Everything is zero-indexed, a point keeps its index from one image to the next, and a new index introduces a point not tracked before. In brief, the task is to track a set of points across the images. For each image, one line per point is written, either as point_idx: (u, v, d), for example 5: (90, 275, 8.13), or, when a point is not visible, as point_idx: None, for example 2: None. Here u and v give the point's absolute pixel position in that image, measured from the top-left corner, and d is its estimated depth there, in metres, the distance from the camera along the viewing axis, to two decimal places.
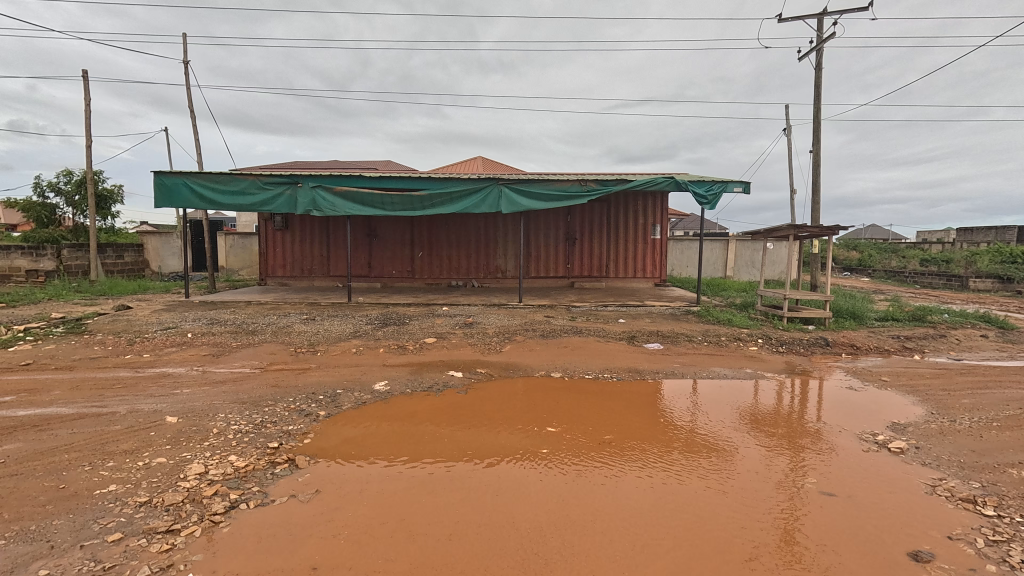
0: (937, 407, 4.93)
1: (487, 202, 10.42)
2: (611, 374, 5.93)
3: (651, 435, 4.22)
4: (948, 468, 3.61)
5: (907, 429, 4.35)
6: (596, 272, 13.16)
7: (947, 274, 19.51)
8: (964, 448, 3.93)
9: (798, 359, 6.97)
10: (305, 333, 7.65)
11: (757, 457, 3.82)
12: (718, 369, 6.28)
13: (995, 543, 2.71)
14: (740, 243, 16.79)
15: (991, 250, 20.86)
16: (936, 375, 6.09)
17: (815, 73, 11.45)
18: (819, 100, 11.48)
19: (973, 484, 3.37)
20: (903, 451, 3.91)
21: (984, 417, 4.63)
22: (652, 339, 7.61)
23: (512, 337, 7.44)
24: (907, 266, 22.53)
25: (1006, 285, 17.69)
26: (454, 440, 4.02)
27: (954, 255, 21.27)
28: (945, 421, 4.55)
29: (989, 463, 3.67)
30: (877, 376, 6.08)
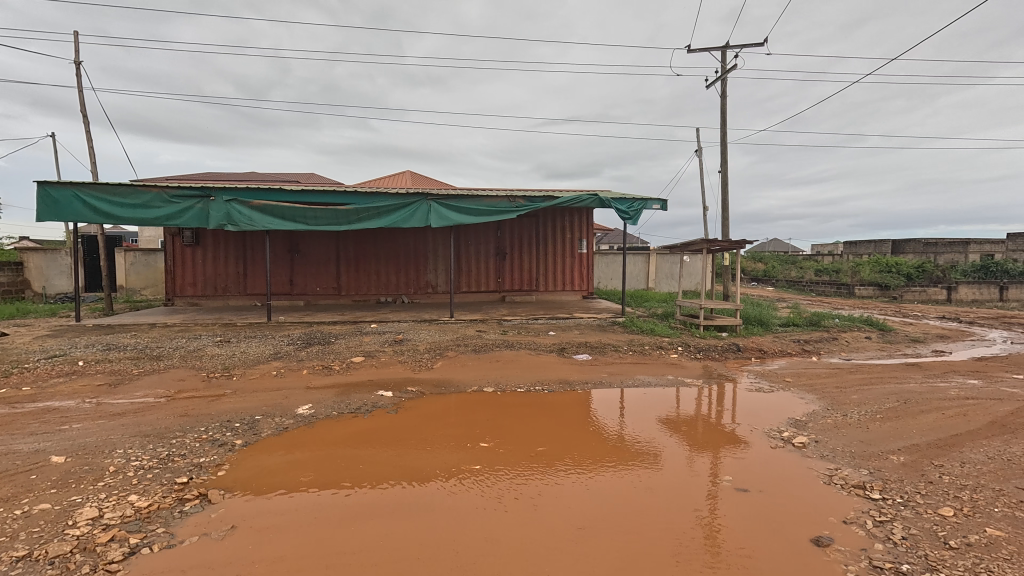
0: (831, 403, 5.48)
1: (416, 216, 10.29)
2: (542, 387, 6.01)
3: (581, 445, 4.33)
4: (842, 458, 3.99)
5: (807, 425, 4.78)
6: (526, 285, 13.37)
7: (837, 283, 21.81)
8: (855, 439, 4.38)
9: (714, 364, 7.47)
10: (219, 357, 7.11)
11: (686, 461, 4.02)
12: (643, 377, 6.58)
13: (880, 522, 3.02)
14: (660, 256, 17.79)
15: (872, 261, 23.54)
16: (831, 374, 6.77)
17: (721, 100, 12.53)
18: (724, 123, 12.50)
19: (862, 471, 3.75)
20: (804, 446, 4.29)
21: (869, 410, 5.19)
22: (581, 350, 7.83)
23: (444, 353, 7.37)
24: (804, 276, 24.88)
25: (884, 292, 20.16)
26: (386, 463, 3.89)
27: (842, 266, 23.85)
28: (838, 415, 5.06)
29: (875, 451, 4.10)
30: (782, 378, 6.62)
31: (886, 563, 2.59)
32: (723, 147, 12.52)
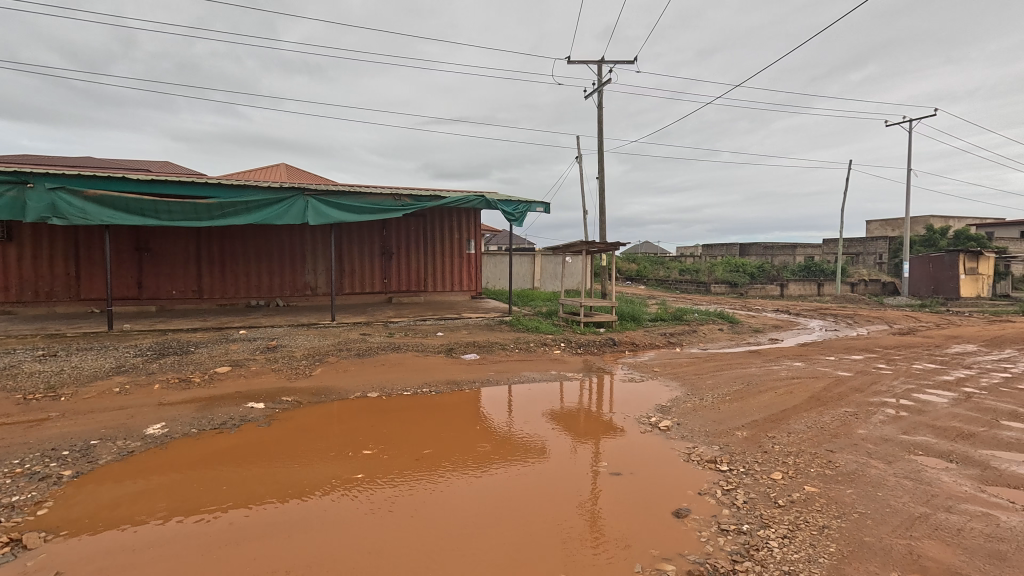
0: (690, 389, 6.13)
1: (292, 212, 9.57)
2: (429, 388, 5.94)
3: (468, 444, 4.36)
4: (698, 437, 4.49)
5: (670, 409, 5.31)
6: (414, 286, 13.12)
7: (696, 281, 24.49)
8: (708, 419, 4.95)
9: (593, 358, 7.98)
10: (40, 374, 5.97)
11: (566, 451, 4.24)
12: (528, 373, 6.81)
13: (727, 491, 3.44)
14: (545, 257, 18.56)
15: (724, 262, 26.81)
16: (691, 363, 7.58)
17: (598, 112, 13.39)
18: (601, 133, 13.38)
19: (714, 447, 4.25)
20: (668, 428, 4.76)
21: (720, 393, 5.91)
22: (469, 350, 7.88)
23: (324, 358, 6.96)
24: (670, 275, 27.57)
25: (733, 289, 23.09)
26: (257, 481, 3.58)
27: (701, 267, 26.84)
28: (696, 399, 5.69)
29: (724, 429, 4.68)
30: (651, 369, 7.28)
31: (730, 525, 2.97)
32: (601, 155, 13.40)
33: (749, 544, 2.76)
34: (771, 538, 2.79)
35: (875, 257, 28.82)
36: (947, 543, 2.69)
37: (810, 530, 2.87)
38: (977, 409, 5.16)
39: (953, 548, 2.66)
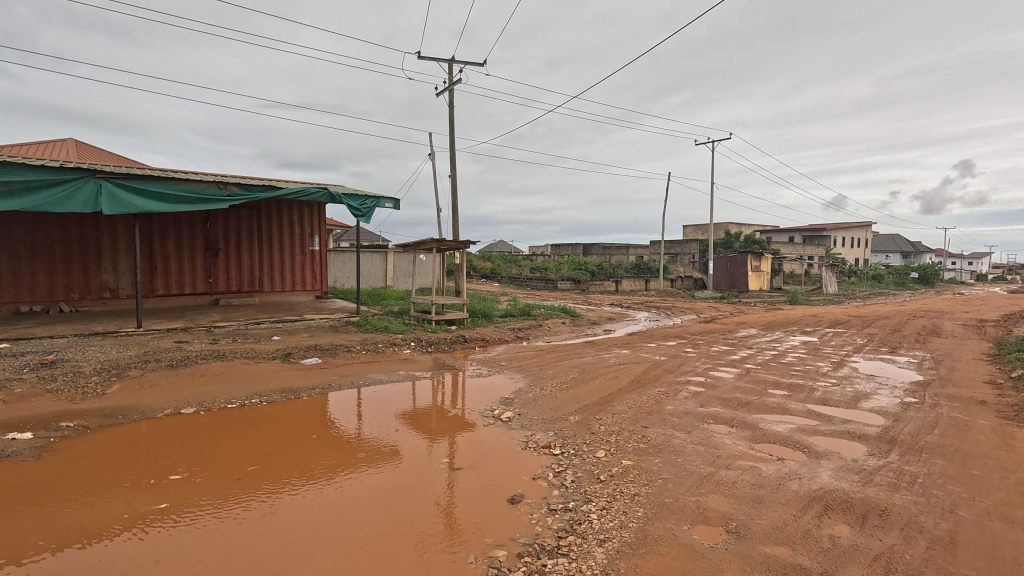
0: (532, 380, 6.50)
1: (79, 198, 7.91)
2: (260, 398, 5.40)
3: (303, 455, 4.06)
4: (536, 425, 4.77)
5: (513, 401, 5.57)
6: (247, 286, 11.81)
7: (545, 278, 26.13)
8: (546, 408, 5.30)
9: (443, 356, 8.02)
10: None
11: (410, 451, 4.18)
12: (375, 375, 6.58)
13: (557, 472, 3.71)
14: (398, 255, 18.14)
15: (569, 260, 28.98)
16: (535, 356, 8.05)
17: (449, 110, 13.44)
18: (452, 132, 13.47)
19: (549, 433, 4.55)
20: (510, 419, 4.98)
21: (558, 382, 6.37)
22: (309, 353, 7.34)
23: (124, 372, 5.89)
24: (522, 273, 28.96)
25: (576, 285, 25.12)
26: (17, 531, 2.89)
27: (549, 265, 28.70)
28: (536, 389, 6.04)
29: (559, 415, 5.04)
30: (498, 363, 7.55)
31: (558, 504, 3.20)
32: (452, 154, 13.49)
33: (573, 519, 3.01)
34: (592, 511, 3.08)
35: (689, 257, 33.70)
36: (724, 495, 3.25)
37: (624, 499, 3.22)
38: (753, 381, 6.33)
39: (729, 498, 3.21)
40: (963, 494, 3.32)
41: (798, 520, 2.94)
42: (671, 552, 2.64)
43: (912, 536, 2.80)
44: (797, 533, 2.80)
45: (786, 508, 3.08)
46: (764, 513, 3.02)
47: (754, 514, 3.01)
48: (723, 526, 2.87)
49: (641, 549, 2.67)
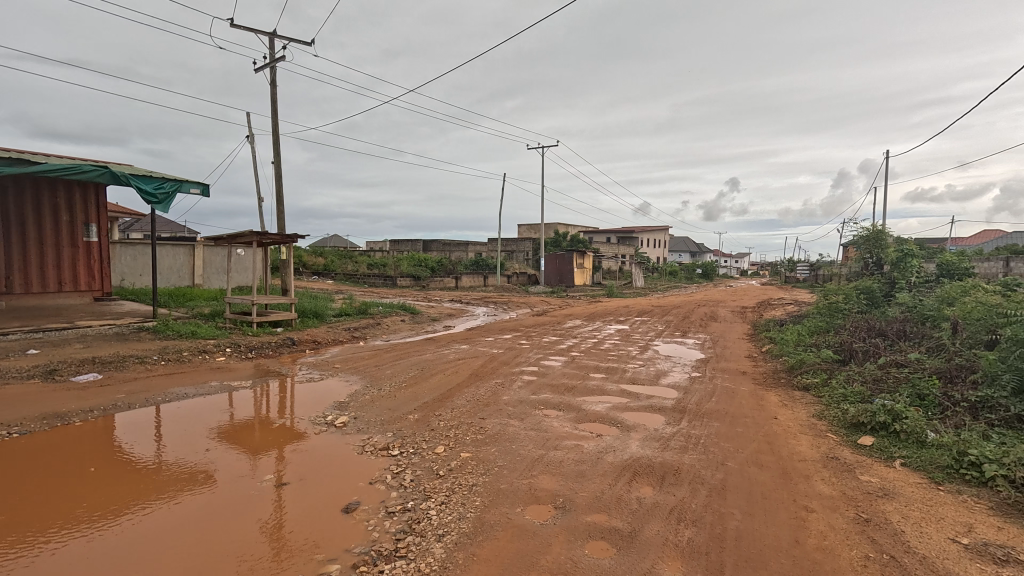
0: (369, 381, 6.25)
1: None
2: (10, 429, 4.23)
3: (77, 494, 3.30)
4: (373, 428, 4.59)
5: (348, 405, 5.28)
6: None
7: (383, 275, 25.34)
8: (384, 408, 5.13)
9: (267, 362, 7.24)
10: None
11: (226, 472, 3.69)
12: (179, 388, 5.64)
13: (396, 473, 3.62)
14: (208, 249, 15.84)
15: (409, 257, 28.54)
16: (372, 356, 7.75)
17: (271, 88, 12.11)
18: (276, 113, 12.18)
19: (387, 434, 4.42)
20: (345, 424, 4.71)
21: (397, 381, 6.23)
22: (86, 369, 5.98)
23: None
24: (358, 269, 27.64)
25: (416, 282, 24.88)
26: None
27: (387, 261, 27.91)
28: (374, 391, 5.82)
29: (398, 415, 4.93)
30: (331, 366, 7.09)
31: (396, 506, 3.12)
32: (275, 138, 12.20)
33: (412, 519, 2.97)
34: (431, 508, 3.08)
35: (524, 254, 35.84)
36: (553, 474, 3.52)
37: (462, 491, 3.29)
38: (578, 368, 7.00)
39: (557, 476, 3.49)
40: (730, 448, 4.12)
41: (612, 488, 3.33)
42: (506, 534, 2.78)
43: (696, 487, 3.38)
44: (611, 499, 3.17)
45: (604, 478, 3.47)
46: (585, 486, 3.36)
47: (578, 488, 3.33)
48: (551, 503, 3.11)
49: (478, 537, 2.75)
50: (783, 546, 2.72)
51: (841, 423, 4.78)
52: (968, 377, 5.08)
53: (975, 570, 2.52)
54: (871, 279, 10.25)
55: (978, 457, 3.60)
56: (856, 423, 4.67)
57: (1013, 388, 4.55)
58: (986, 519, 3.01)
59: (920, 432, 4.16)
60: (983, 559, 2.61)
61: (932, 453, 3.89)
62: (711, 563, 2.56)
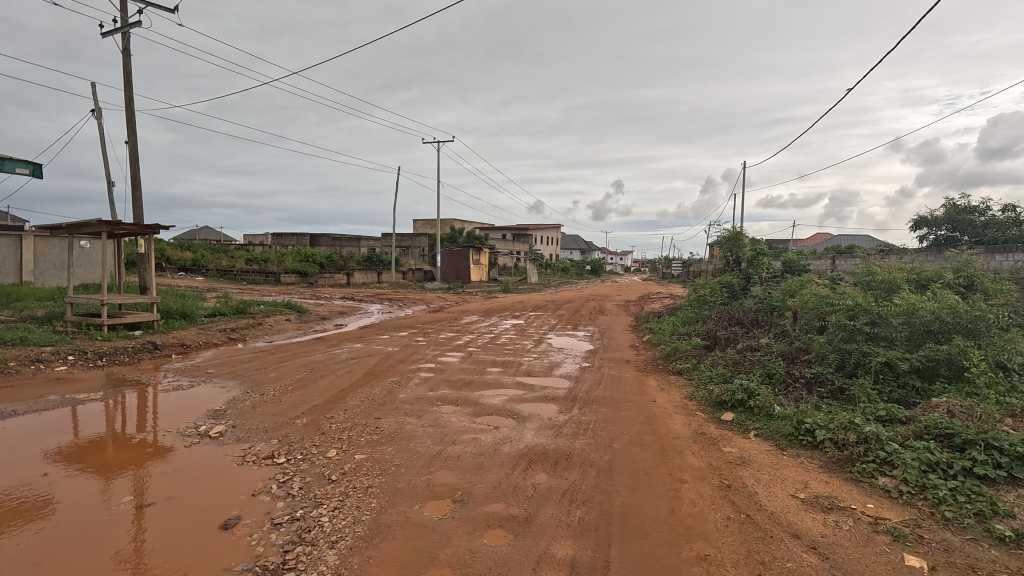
0: (250, 386, 5.75)
1: None
2: None
3: None
4: (255, 436, 4.24)
5: (225, 412, 4.81)
6: None
7: (265, 271, 23.40)
8: (268, 414, 4.75)
9: (122, 370, 6.35)
10: None
11: (71, 498, 3.18)
12: (5, 406, 4.74)
13: (282, 482, 3.38)
14: (40, 240, 13.44)
15: (294, 251, 26.63)
16: (253, 358, 7.14)
17: (123, 56, 10.56)
18: (130, 85, 10.65)
19: (271, 442, 4.10)
20: (221, 434, 4.29)
21: (282, 384, 5.81)
22: None
23: None
24: (235, 264, 25.21)
25: (303, 279, 23.34)
26: None
27: (269, 256, 25.82)
28: (255, 396, 5.37)
29: (283, 421, 4.59)
30: (204, 371, 6.41)
31: (283, 517, 2.92)
32: (130, 113, 10.68)
33: (302, 528, 2.80)
34: (323, 515, 2.93)
35: (419, 250, 35.26)
36: (451, 469, 3.53)
37: (357, 494, 3.17)
38: (475, 362, 7.09)
39: (455, 471, 3.50)
40: (616, 431, 4.44)
41: (509, 477, 3.42)
42: (405, 533, 2.73)
43: (586, 470, 3.60)
44: (508, 488, 3.26)
45: (501, 469, 3.55)
46: (483, 477, 3.41)
47: (476, 480, 3.37)
48: (450, 498, 3.12)
49: (374, 539, 2.68)
50: (662, 515, 3.00)
51: (708, 403, 5.37)
52: (804, 358, 5.99)
53: (810, 519, 2.98)
54: (731, 274, 11.61)
55: (812, 425, 4.26)
56: (720, 401, 5.29)
57: (836, 365, 5.45)
58: (817, 475, 3.58)
59: (769, 406, 4.82)
60: (816, 509, 3.10)
61: (778, 423, 4.53)
62: (600, 538, 2.75)
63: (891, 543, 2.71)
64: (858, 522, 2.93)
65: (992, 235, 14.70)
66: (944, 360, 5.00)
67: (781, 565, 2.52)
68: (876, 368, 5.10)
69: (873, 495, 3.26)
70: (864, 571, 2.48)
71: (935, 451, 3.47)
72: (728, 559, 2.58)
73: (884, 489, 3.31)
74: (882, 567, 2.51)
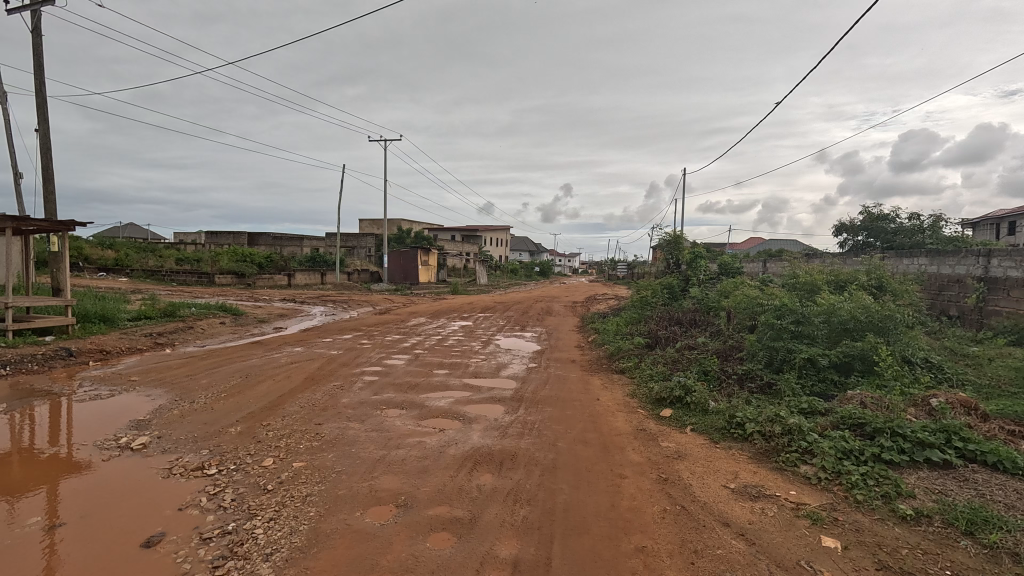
0: (178, 394, 5.40)
1: None
2: None
3: None
4: (183, 446, 3.99)
5: (150, 423, 4.50)
6: None
7: (197, 272, 22.03)
8: (197, 424, 4.48)
9: (30, 379, 5.79)
10: None
11: None
12: None
13: (213, 495, 3.20)
14: None
15: (230, 251, 25.27)
16: (182, 364, 6.71)
17: (32, 37, 9.66)
18: (40, 68, 9.76)
19: (202, 452, 3.87)
20: (145, 446, 4.01)
21: (215, 391, 5.49)
22: None
23: None
24: (164, 265, 23.51)
25: (240, 279, 22.18)
26: None
27: (202, 256, 24.39)
28: (185, 404, 5.05)
29: (215, 429, 4.34)
30: (126, 379, 5.95)
31: (213, 531, 2.77)
32: (40, 99, 9.77)
33: (234, 541, 2.67)
34: (257, 527, 2.80)
35: (366, 251, 34.40)
36: (395, 474, 3.47)
37: (294, 504, 3.05)
38: (421, 364, 7.00)
39: (399, 475, 3.44)
40: (560, 430, 4.52)
41: (454, 479, 3.41)
42: (345, 541, 2.66)
43: (530, 469, 3.64)
44: (453, 490, 3.25)
45: (445, 471, 3.54)
46: (428, 481, 3.38)
47: (420, 484, 3.33)
48: (393, 503, 3.07)
49: (313, 549, 2.59)
50: (603, 510, 3.09)
51: (648, 400, 5.57)
52: (736, 355, 6.33)
53: (739, 507, 3.16)
54: (672, 276, 12.10)
55: (742, 418, 4.51)
56: (659, 398, 5.49)
57: (765, 361, 5.80)
58: (746, 466, 3.80)
59: (704, 401, 5.06)
60: (745, 498, 3.28)
61: (711, 418, 4.77)
62: (543, 536, 2.79)
63: (810, 527, 2.92)
64: (782, 508, 3.13)
65: (901, 240, 16.17)
66: (858, 355, 5.45)
67: (712, 553, 2.66)
68: (800, 363, 5.48)
69: (795, 482, 3.50)
70: (786, 554, 2.66)
71: (849, 440, 3.77)
72: (664, 550, 2.69)
73: (805, 476, 3.55)
74: (802, 549, 2.69)
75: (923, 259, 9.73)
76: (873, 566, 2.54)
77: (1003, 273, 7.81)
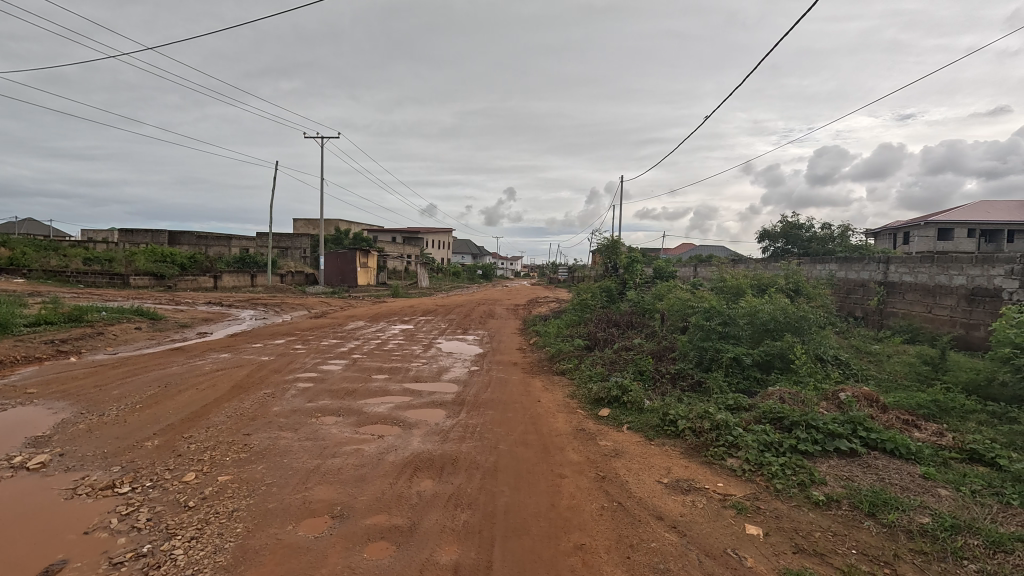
0: (86, 406, 4.92)
1: None
2: None
3: None
4: (90, 464, 3.63)
5: (51, 439, 4.06)
6: None
7: (109, 273, 20.19)
8: (108, 439, 4.10)
9: None
10: None
11: None
12: None
13: (125, 515, 2.93)
14: None
15: (147, 251, 23.38)
16: (91, 374, 6.13)
17: None
18: None
19: (112, 470, 3.55)
20: (44, 464, 3.62)
21: (128, 402, 5.05)
22: None
23: None
24: (69, 265, 21.34)
25: (159, 281, 20.57)
26: None
27: (115, 256, 22.43)
28: (93, 417, 4.60)
29: (128, 444, 3.99)
30: (22, 391, 5.35)
31: (125, 554, 2.55)
32: None
33: (150, 564, 2.47)
34: (176, 547, 2.60)
35: (300, 251, 33.03)
36: (330, 483, 3.34)
37: (218, 520, 2.86)
38: (359, 369, 6.81)
39: (335, 485, 3.32)
40: (502, 432, 4.53)
41: (393, 486, 3.34)
42: (275, 558, 2.53)
43: (471, 473, 3.63)
44: (392, 498, 3.17)
45: (384, 479, 3.45)
46: (366, 489, 3.28)
47: (357, 493, 3.22)
48: (328, 514, 2.95)
49: (240, 567, 2.44)
50: (543, 511, 3.12)
51: (587, 400, 5.70)
52: (669, 355, 6.61)
53: (671, 501, 3.30)
54: (610, 279, 12.44)
55: (674, 415, 4.72)
56: (597, 398, 5.64)
57: (696, 361, 6.10)
58: (678, 461, 3.97)
59: (639, 401, 5.26)
60: (676, 492, 3.43)
61: (647, 416, 4.96)
62: (484, 539, 2.78)
63: (736, 516, 3.10)
64: (710, 500, 3.30)
65: (816, 248, 17.58)
66: (777, 354, 5.87)
67: (647, 546, 2.76)
68: (727, 363, 5.81)
69: (722, 474, 3.71)
70: (714, 543, 2.80)
71: (769, 433, 4.04)
72: (602, 546, 2.76)
73: (731, 469, 3.77)
74: (728, 538, 2.85)
75: (833, 264, 10.62)
76: (791, 549, 2.73)
77: (900, 278, 8.66)
